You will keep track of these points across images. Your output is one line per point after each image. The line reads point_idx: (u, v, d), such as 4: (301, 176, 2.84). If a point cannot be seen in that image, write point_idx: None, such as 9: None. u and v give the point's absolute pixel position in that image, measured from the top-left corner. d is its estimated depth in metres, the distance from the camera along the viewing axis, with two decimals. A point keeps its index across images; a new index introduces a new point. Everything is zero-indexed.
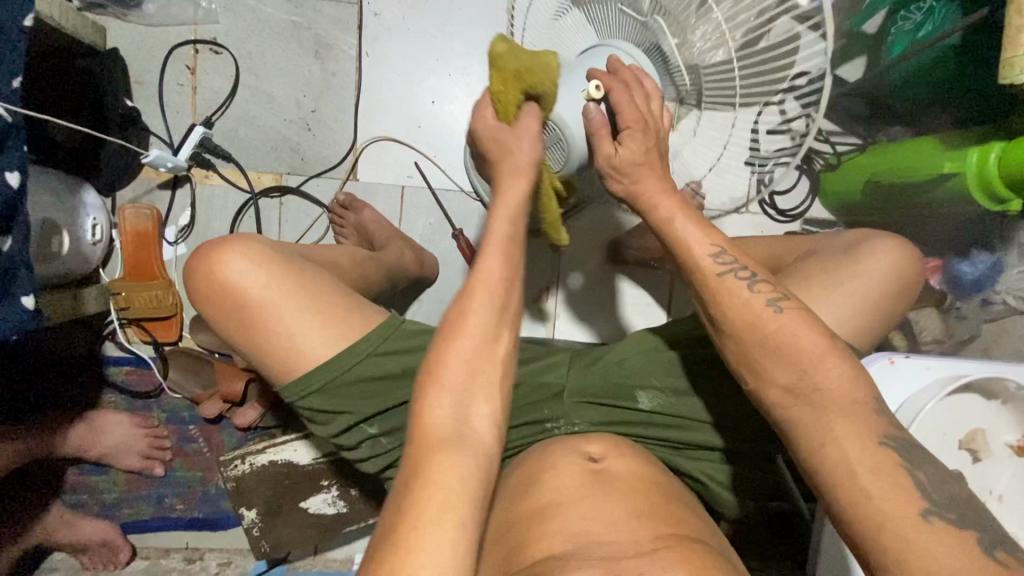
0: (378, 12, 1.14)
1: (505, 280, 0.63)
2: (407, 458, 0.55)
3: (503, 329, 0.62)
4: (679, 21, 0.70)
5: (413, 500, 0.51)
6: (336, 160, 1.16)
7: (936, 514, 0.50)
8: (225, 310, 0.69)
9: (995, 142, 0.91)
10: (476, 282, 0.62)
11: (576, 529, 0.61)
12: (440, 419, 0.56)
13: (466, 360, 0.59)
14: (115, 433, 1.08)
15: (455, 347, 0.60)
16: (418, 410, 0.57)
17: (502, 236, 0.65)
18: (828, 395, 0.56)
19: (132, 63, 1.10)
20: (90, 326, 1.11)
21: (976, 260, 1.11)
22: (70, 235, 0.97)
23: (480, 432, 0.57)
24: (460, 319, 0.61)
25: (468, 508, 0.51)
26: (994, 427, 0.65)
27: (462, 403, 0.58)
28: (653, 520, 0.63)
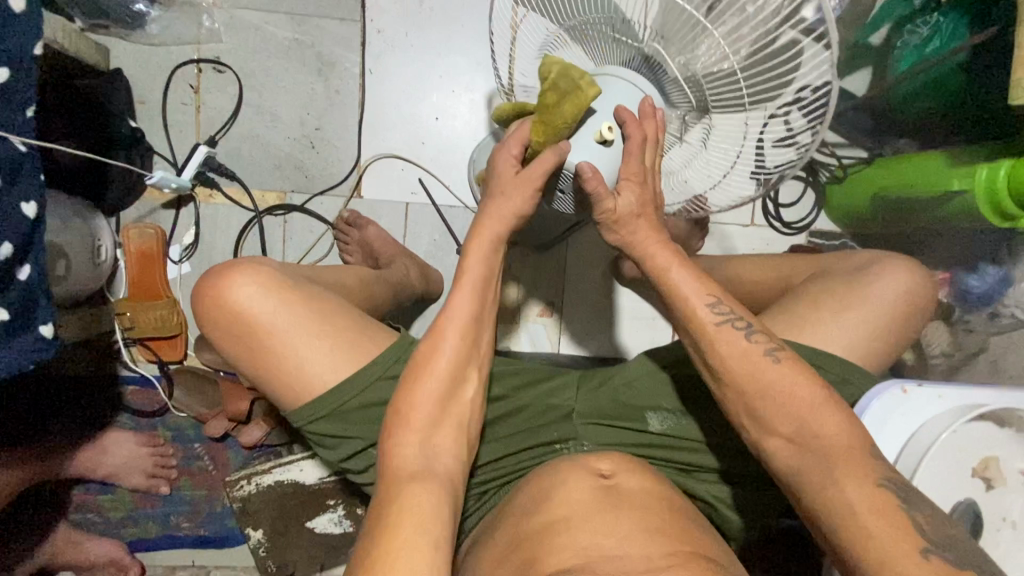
0: (381, 29, 1.14)
1: (472, 321, 0.67)
2: (377, 491, 0.58)
3: (469, 369, 0.67)
4: (675, 37, 0.64)
5: (387, 527, 0.53)
6: (340, 176, 1.16)
7: (936, 554, 0.50)
8: (231, 335, 0.68)
9: (1004, 160, 0.90)
10: (446, 322, 0.66)
11: (588, 546, 0.59)
12: (409, 454, 0.60)
13: (435, 399, 0.63)
14: (121, 453, 1.07)
15: (425, 387, 0.63)
16: (388, 446, 0.61)
17: (474, 281, 0.68)
18: (830, 426, 0.58)
19: (136, 83, 1.10)
20: (92, 345, 1.11)
21: (985, 273, 1.10)
22: (81, 257, 0.97)
23: (446, 468, 0.61)
24: (430, 354, 0.65)
25: (442, 524, 0.55)
26: (1007, 455, 0.65)
27: (429, 436, 0.62)
28: (670, 537, 0.60)
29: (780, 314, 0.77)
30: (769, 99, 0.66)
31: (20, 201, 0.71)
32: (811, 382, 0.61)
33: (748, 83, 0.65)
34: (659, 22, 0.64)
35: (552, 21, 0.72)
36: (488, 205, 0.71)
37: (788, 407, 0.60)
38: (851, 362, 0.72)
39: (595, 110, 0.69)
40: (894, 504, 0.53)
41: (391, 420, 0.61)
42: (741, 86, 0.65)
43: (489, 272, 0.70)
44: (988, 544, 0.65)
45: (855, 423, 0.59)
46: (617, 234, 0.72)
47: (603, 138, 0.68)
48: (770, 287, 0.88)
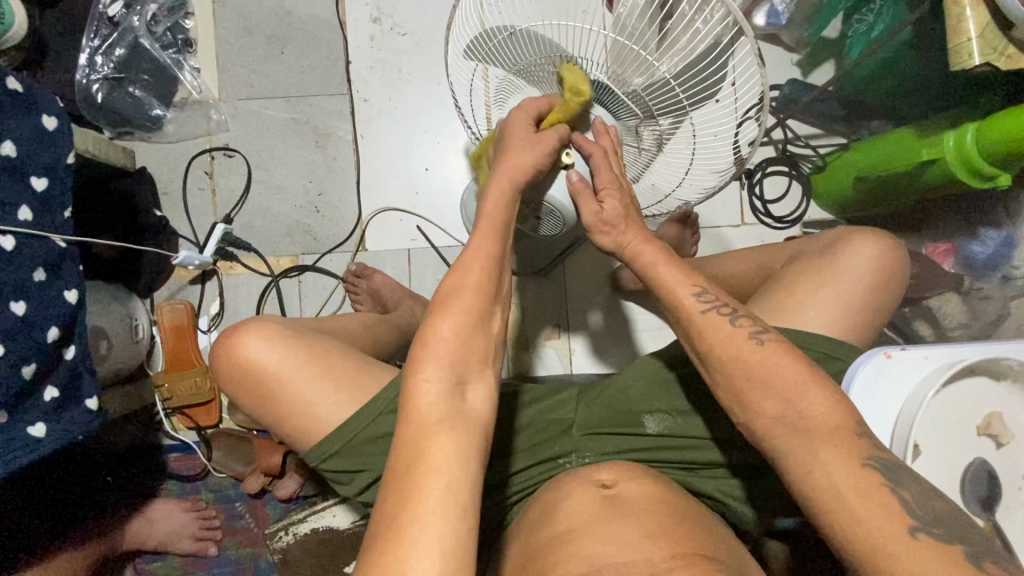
0: (367, 97, 1.26)
1: (488, 268, 0.64)
2: (400, 434, 0.54)
3: (492, 309, 0.63)
4: (617, 66, 0.70)
5: (417, 469, 0.51)
6: (345, 234, 1.25)
7: (922, 530, 0.50)
8: (246, 388, 0.74)
9: (969, 124, 0.92)
10: (465, 266, 0.63)
11: (594, 554, 0.57)
12: (435, 397, 0.56)
13: (458, 339, 0.59)
14: (166, 521, 1.12)
15: (449, 328, 0.59)
16: (410, 388, 0.57)
17: (490, 232, 0.67)
18: (818, 396, 0.58)
19: (159, 177, 1.23)
20: (137, 420, 1.20)
21: (987, 238, 1.10)
22: (118, 337, 1.06)
23: (475, 408, 0.57)
24: (453, 297, 0.61)
25: (471, 467, 0.52)
26: (1010, 409, 0.65)
27: (458, 382, 0.58)
28: (671, 540, 0.58)
29: (761, 304, 0.79)
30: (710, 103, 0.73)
31: (63, 290, 0.81)
32: (797, 362, 0.61)
33: (688, 94, 0.71)
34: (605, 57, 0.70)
35: (501, 67, 0.79)
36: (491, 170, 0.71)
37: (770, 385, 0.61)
38: (835, 340, 0.73)
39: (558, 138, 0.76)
40: (876, 479, 0.53)
41: (413, 359, 0.57)
42: (682, 96, 0.71)
43: (501, 223, 0.68)
44: (1011, 506, 0.63)
45: (842, 403, 0.58)
46: (609, 235, 0.75)
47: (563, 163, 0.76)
48: (755, 279, 0.90)
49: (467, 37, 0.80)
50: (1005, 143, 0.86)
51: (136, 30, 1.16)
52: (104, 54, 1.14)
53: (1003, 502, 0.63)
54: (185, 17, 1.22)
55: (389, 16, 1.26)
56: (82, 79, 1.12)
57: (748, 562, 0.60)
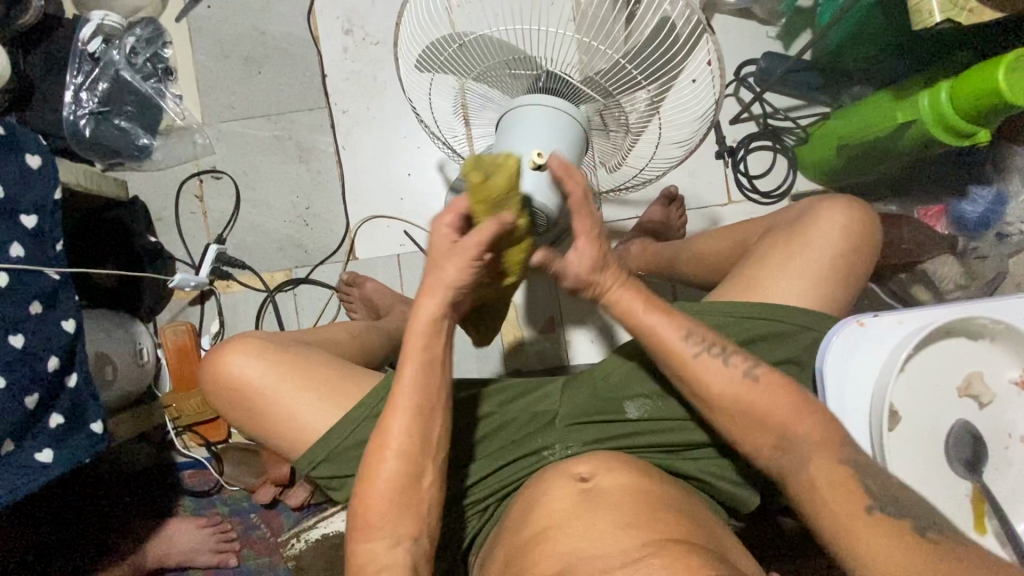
0: (346, 108, 1.27)
1: (419, 418, 0.65)
2: None
3: (425, 459, 0.65)
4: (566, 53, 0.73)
5: None
6: (335, 245, 1.27)
7: None
8: (235, 403, 0.76)
9: (944, 82, 0.91)
10: (392, 420, 0.65)
11: (569, 548, 0.59)
12: (375, 559, 0.62)
13: (392, 499, 0.64)
14: (184, 537, 1.15)
15: (380, 492, 0.64)
16: (354, 547, 0.63)
17: (420, 367, 0.66)
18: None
19: (152, 205, 1.27)
20: (149, 440, 1.23)
21: (978, 198, 1.09)
22: (122, 362, 1.10)
23: (412, 559, 0.63)
24: (378, 450, 0.65)
25: None
26: (988, 368, 0.64)
27: (392, 537, 0.63)
28: (646, 529, 0.59)
29: (737, 281, 0.79)
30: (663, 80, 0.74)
31: (61, 320, 0.84)
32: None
33: (641, 72, 0.72)
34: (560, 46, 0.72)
35: (458, 76, 0.80)
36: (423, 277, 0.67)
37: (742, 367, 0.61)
38: (812, 312, 0.73)
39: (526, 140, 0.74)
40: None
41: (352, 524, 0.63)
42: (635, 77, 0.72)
43: (426, 354, 0.66)
44: (1000, 466, 0.63)
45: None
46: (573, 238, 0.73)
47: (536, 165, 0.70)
48: (732, 255, 0.90)
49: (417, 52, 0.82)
50: (977, 100, 0.86)
51: (117, 62, 1.19)
52: (88, 90, 1.17)
53: (989, 462, 0.62)
54: (163, 47, 1.26)
55: (360, 27, 1.28)
56: (69, 115, 1.15)
57: (728, 544, 0.61)
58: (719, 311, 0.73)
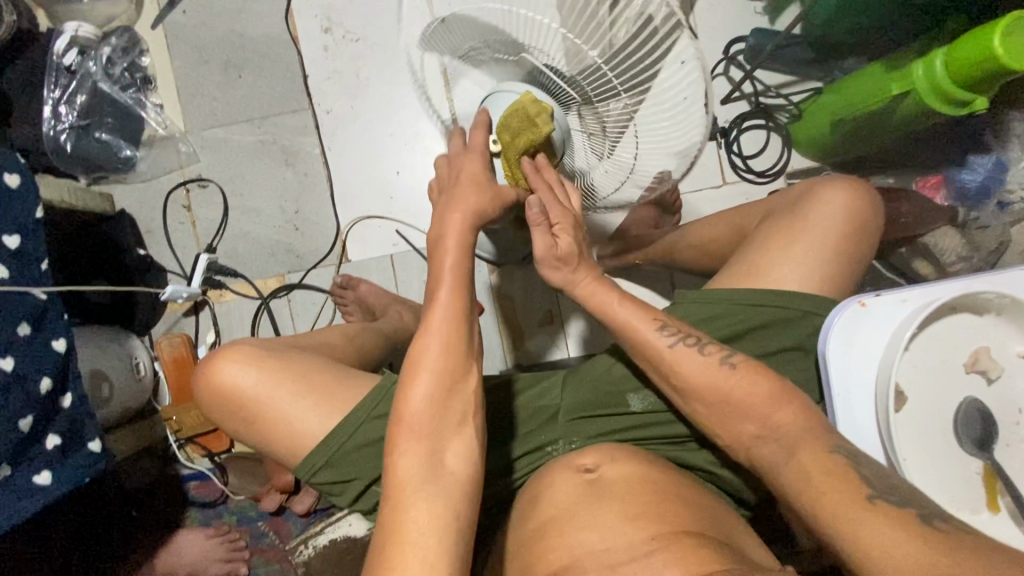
0: (329, 109, 1.25)
1: (460, 320, 0.63)
2: (383, 502, 0.57)
3: (467, 364, 0.63)
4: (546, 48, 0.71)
5: (397, 538, 0.54)
6: (327, 248, 1.26)
7: (880, 497, 0.50)
8: (230, 411, 0.75)
9: (939, 50, 0.89)
10: (436, 317, 0.63)
11: (573, 543, 0.58)
12: (414, 465, 0.58)
13: (436, 401, 0.60)
14: (192, 550, 1.14)
15: (422, 395, 0.60)
16: (391, 455, 0.59)
17: (457, 269, 0.65)
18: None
19: (140, 217, 1.25)
20: (153, 453, 1.23)
21: (977, 165, 1.07)
22: (118, 378, 1.08)
23: (455, 469, 0.59)
24: (423, 363, 0.61)
25: (451, 534, 0.55)
26: (995, 343, 0.63)
27: (437, 452, 0.59)
28: (651, 520, 0.58)
29: (735, 267, 0.77)
30: (641, 89, 0.71)
31: (51, 340, 0.83)
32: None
33: (619, 78, 0.70)
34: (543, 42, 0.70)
35: (443, 53, 0.80)
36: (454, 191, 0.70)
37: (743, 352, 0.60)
38: (812, 296, 0.71)
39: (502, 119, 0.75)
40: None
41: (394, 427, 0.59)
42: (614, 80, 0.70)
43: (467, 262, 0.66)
44: (1011, 441, 0.61)
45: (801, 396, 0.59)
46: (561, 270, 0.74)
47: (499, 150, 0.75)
48: (732, 242, 0.88)
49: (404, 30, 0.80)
50: (971, 67, 0.84)
51: (94, 74, 1.16)
52: (66, 103, 1.15)
53: (1000, 439, 0.61)
54: (140, 55, 1.23)
55: (339, 25, 1.26)
56: (49, 130, 1.13)
57: (735, 534, 0.60)
58: (718, 298, 0.72)
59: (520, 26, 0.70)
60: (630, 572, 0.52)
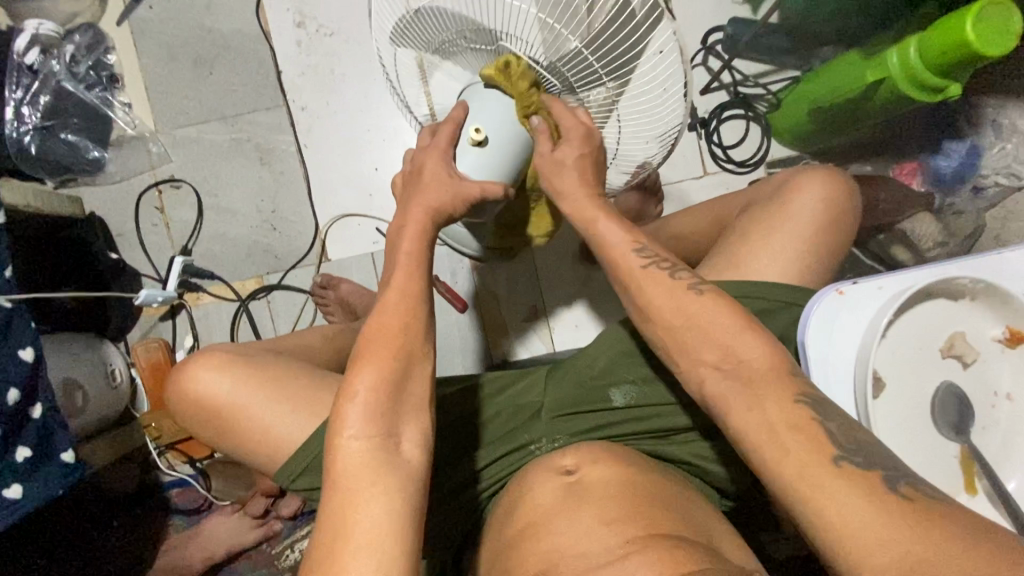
0: (304, 105, 1.22)
1: (411, 306, 0.64)
2: (327, 492, 0.56)
3: (419, 349, 0.63)
4: (523, 39, 0.70)
5: (342, 528, 0.53)
6: (306, 248, 1.23)
7: (844, 467, 0.49)
8: (206, 419, 0.73)
9: (912, 38, 0.89)
10: (386, 303, 0.64)
11: (549, 548, 0.57)
12: (358, 454, 0.57)
13: (388, 385, 0.60)
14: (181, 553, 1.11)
15: (370, 381, 0.60)
16: (333, 445, 0.58)
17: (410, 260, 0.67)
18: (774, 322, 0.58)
19: (110, 220, 1.21)
20: (134, 460, 1.20)
21: (952, 152, 1.07)
22: (91, 387, 1.05)
23: (408, 456, 0.59)
24: (370, 353, 0.61)
25: (401, 524, 0.54)
26: (971, 328, 0.63)
27: (385, 441, 0.58)
28: (628, 523, 0.57)
29: (716, 258, 0.77)
30: (624, 72, 0.71)
31: (17, 350, 0.80)
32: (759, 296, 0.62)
33: (603, 65, 0.69)
34: (523, 31, 0.69)
35: (419, 48, 0.80)
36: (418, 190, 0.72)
37: (727, 342, 0.60)
38: (793, 286, 0.71)
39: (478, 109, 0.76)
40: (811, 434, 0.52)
41: (339, 413, 0.59)
42: (594, 65, 0.69)
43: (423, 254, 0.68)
44: (986, 424, 0.62)
45: (770, 374, 0.58)
46: None
47: (476, 141, 0.76)
48: (713, 232, 0.88)
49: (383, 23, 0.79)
50: (944, 54, 0.84)
51: (57, 74, 1.13)
52: (30, 104, 1.12)
53: (977, 423, 0.62)
54: (106, 52, 1.21)
55: (312, 18, 1.23)
56: (12, 132, 1.11)
57: (714, 530, 0.60)
58: None
59: (499, 14, 0.69)
60: None
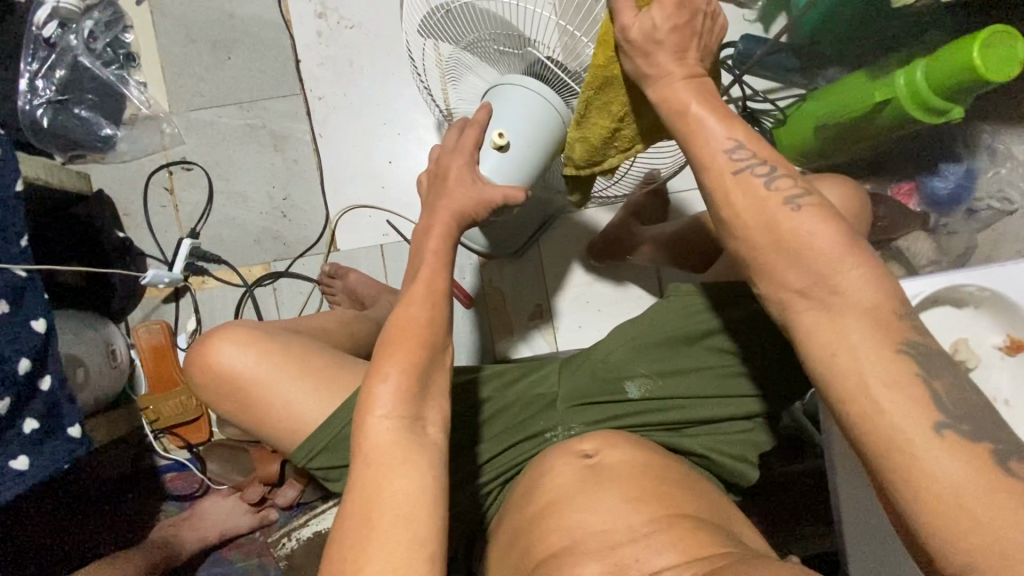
0: (322, 95, 1.23)
1: (437, 297, 0.64)
2: (353, 472, 0.56)
3: (444, 338, 0.63)
4: (549, 45, 0.73)
5: (372, 510, 0.54)
6: (315, 237, 1.23)
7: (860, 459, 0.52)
8: (226, 394, 0.73)
9: (919, 61, 0.95)
10: (414, 290, 0.64)
11: (575, 524, 0.59)
12: (385, 436, 0.57)
13: (416, 371, 0.60)
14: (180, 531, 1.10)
15: (398, 367, 0.59)
16: (359, 427, 0.58)
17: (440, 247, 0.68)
18: (853, 306, 0.52)
19: (118, 199, 1.21)
20: (130, 442, 1.18)
21: (947, 173, 1.12)
22: (93, 366, 1.04)
23: (433, 440, 0.59)
24: (398, 340, 0.61)
25: (430, 506, 0.55)
26: (974, 335, 0.68)
27: (412, 422, 0.58)
28: (650, 503, 0.60)
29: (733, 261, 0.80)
30: None
31: (30, 321, 0.79)
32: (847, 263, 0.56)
33: None
34: (550, 37, 0.72)
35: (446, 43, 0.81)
36: (448, 179, 0.73)
37: None
38: None
39: (502, 116, 0.77)
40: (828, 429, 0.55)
41: (367, 396, 0.58)
42: None
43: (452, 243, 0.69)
44: None
45: None
46: None
47: (498, 146, 0.78)
48: None
49: (416, 17, 0.81)
50: (950, 77, 0.89)
51: (75, 48, 1.14)
52: (44, 77, 1.12)
53: None
54: (124, 31, 1.20)
55: (334, 10, 1.24)
56: (26, 105, 1.10)
57: (731, 518, 0.63)
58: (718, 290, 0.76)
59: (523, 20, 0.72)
60: (628, 552, 0.56)
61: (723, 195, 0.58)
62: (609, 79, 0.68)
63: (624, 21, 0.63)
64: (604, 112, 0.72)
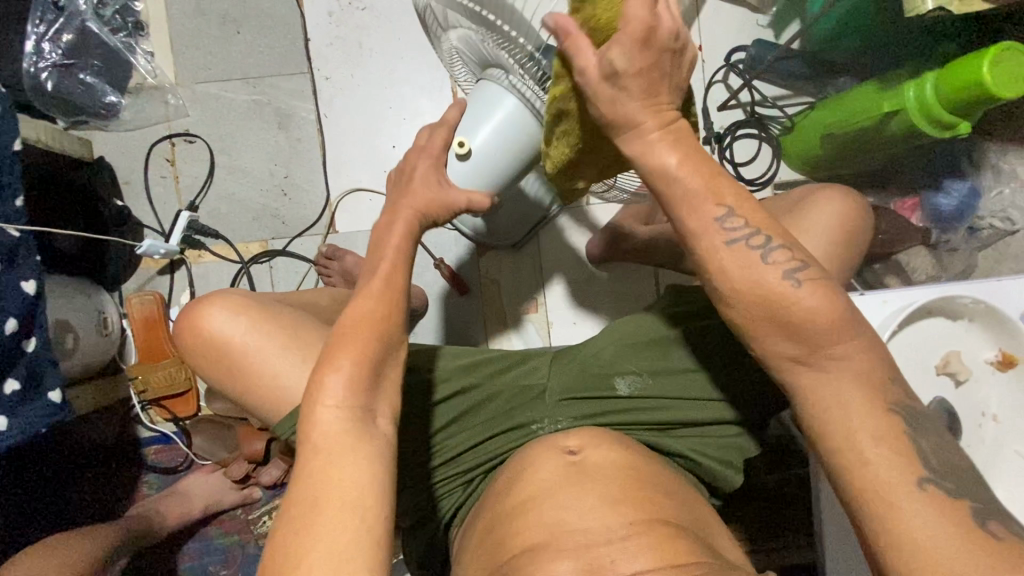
0: (328, 75, 1.23)
1: (396, 291, 0.64)
2: (299, 461, 0.56)
3: (398, 331, 0.63)
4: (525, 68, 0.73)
5: (319, 499, 0.53)
6: (314, 217, 1.23)
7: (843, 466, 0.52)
8: (214, 364, 0.73)
9: (928, 74, 0.94)
10: (370, 281, 0.64)
11: (553, 520, 0.59)
12: (334, 426, 0.56)
13: (367, 363, 0.59)
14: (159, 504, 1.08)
15: (348, 359, 0.59)
16: (307, 414, 0.57)
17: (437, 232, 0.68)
18: (840, 315, 0.54)
19: (120, 167, 1.21)
20: (115, 413, 1.17)
21: (952, 191, 1.12)
22: (82, 333, 1.03)
23: (382, 432, 0.59)
24: (351, 331, 0.60)
25: (379, 495, 0.54)
26: (967, 348, 0.67)
27: (362, 414, 0.58)
28: (632, 506, 0.60)
29: None
30: None
31: (19, 282, 0.78)
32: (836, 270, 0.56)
33: None
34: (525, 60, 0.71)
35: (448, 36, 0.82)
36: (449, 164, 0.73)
37: None
38: None
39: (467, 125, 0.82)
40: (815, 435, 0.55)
41: (315, 386, 0.58)
42: None
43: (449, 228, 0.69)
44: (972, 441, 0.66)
45: None
46: None
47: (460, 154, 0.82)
48: None
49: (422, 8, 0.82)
50: (959, 92, 0.88)
51: (83, 14, 1.12)
52: (51, 41, 1.10)
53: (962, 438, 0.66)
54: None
55: None
56: (29, 67, 1.08)
57: (711, 526, 0.63)
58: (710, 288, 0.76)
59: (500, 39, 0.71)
60: (606, 554, 0.55)
61: (721, 193, 0.58)
62: (565, 112, 0.65)
63: (583, 63, 0.57)
64: (563, 142, 0.70)
